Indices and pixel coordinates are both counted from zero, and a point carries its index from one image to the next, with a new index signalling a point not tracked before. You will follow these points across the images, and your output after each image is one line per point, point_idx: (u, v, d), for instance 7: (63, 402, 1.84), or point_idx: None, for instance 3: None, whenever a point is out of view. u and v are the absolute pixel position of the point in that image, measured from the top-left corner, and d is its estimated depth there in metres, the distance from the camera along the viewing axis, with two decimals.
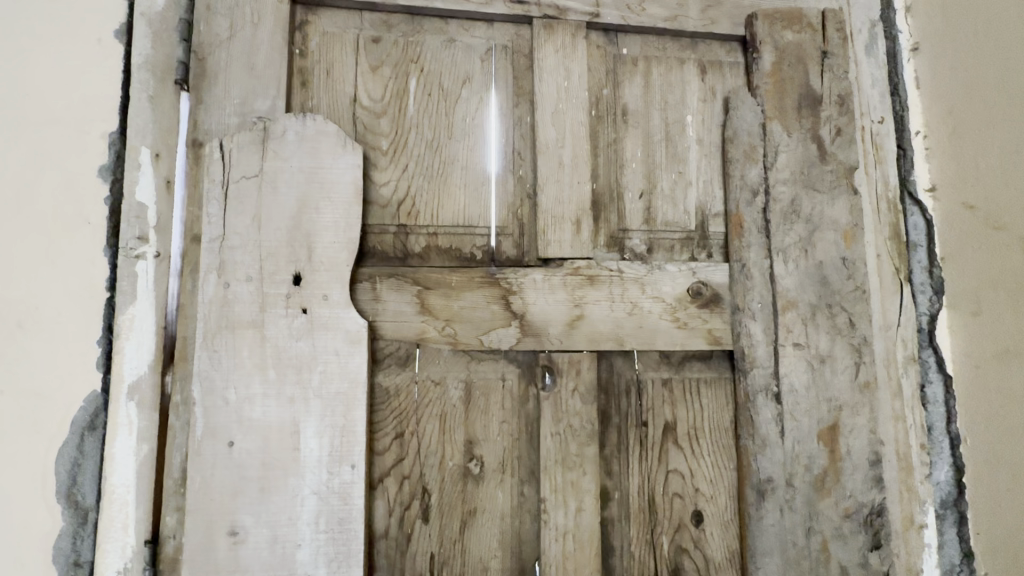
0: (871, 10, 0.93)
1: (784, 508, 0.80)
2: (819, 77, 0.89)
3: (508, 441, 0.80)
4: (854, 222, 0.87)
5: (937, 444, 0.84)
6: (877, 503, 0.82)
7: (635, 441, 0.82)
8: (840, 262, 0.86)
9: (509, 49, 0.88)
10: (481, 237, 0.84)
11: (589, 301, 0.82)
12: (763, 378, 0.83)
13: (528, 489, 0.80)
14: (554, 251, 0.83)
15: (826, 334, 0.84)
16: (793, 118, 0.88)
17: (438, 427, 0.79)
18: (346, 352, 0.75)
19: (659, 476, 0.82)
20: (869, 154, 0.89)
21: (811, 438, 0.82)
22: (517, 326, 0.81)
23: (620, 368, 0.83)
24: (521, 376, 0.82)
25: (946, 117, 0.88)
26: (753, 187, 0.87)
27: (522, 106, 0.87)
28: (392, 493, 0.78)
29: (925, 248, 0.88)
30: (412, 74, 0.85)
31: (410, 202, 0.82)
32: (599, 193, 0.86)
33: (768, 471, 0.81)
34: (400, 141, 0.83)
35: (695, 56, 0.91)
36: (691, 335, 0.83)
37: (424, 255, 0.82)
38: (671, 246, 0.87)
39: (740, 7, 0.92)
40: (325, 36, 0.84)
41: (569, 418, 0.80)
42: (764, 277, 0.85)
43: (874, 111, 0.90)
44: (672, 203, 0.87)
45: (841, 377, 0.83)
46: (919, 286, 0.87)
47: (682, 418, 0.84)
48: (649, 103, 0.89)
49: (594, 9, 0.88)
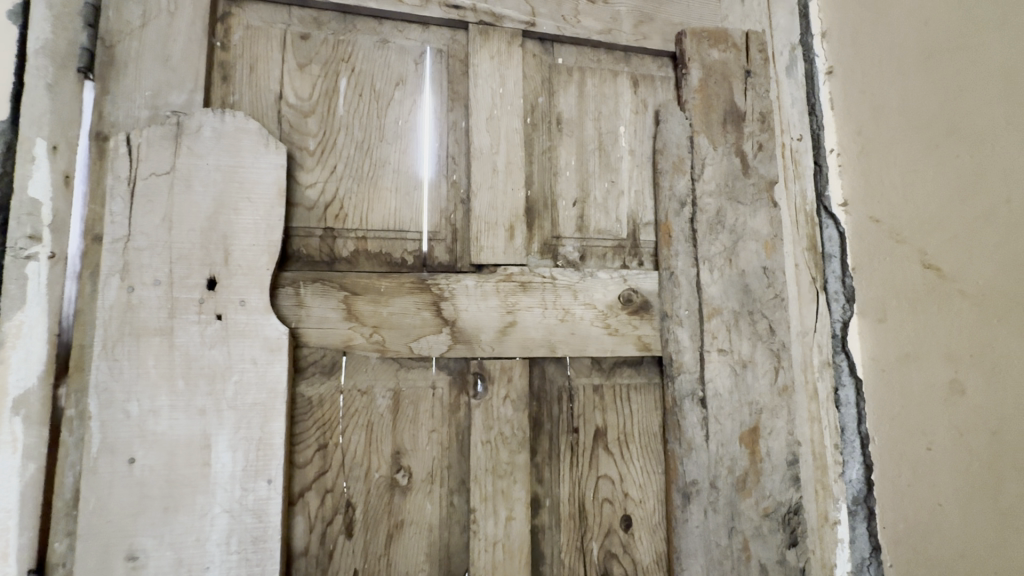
0: (791, 34, 0.98)
1: (707, 510, 0.82)
2: (743, 94, 0.93)
3: (437, 451, 0.79)
4: (773, 233, 0.91)
5: (849, 444, 0.90)
6: (794, 502, 0.85)
7: (566, 448, 0.83)
8: (761, 271, 0.90)
9: (444, 53, 0.87)
10: (413, 242, 0.82)
11: (522, 307, 0.82)
12: (690, 383, 0.85)
13: (457, 499, 0.78)
14: (487, 257, 0.82)
15: (748, 340, 0.87)
16: (719, 132, 0.91)
17: (364, 438, 0.77)
18: (265, 361, 0.71)
19: (590, 482, 0.83)
20: (788, 168, 0.94)
21: (734, 440, 0.84)
22: (448, 332, 0.80)
23: (553, 374, 0.84)
24: (452, 384, 0.80)
25: (855, 137, 0.94)
26: (680, 198, 0.89)
27: (456, 111, 0.86)
28: (313, 508, 0.74)
29: (838, 258, 0.94)
30: (342, 73, 0.83)
31: (338, 204, 0.80)
32: (533, 200, 0.86)
33: (694, 473, 0.83)
34: (328, 142, 0.81)
35: (628, 70, 0.94)
36: (622, 341, 0.85)
37: (352, 260, 0.80)
38: (603, 253, 0.88)
39: (671, 24, 0.95)
40: (250, 30, 0.81)
41: (499, 425, 0.79)
42: (691, 284, 0.87)
43: (793, 129, 0.96)
44: (605, 211, 0.89)
45: (761, 381, 0.87)
46: (833, 294, 0.93)
47: (613, 423, 0.85)
48: (583, 113, 0.91)
49: (530, 18, 0.89)
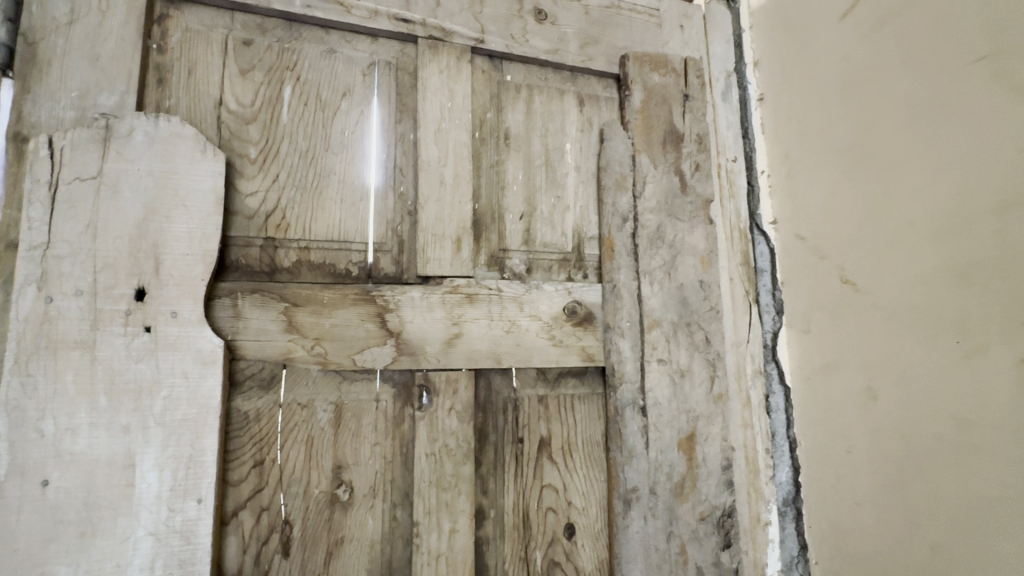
0: (726, 62, 1.06)
1: (647, 516, 0.85)
2: (681, 117, 0.99)
3: (380, 464, 0.78)
4: (709, 249, 0.96)
5: (779, 448, 0.96)
6: (728, 505, 0.89)
7: (510, 459, 0.83)
8: (698, 284, 0.94)
9: (393, 66, 0.87)
10: (358, 253, 0.81)
11: (468, 319, 0.83)
12: (631, 392, 0.88)
13: (400, 513, 0.78)
14: (433, 269, 0.83)
15: (686, 350, 0.91)
16: (659, 152, 0.96)
17: (304, 453, 0.75)
18: (197, 375, 0.69)
19: (534, 492, 0.84)
20: (724, 188, 1.00)
21: (672, 447, 0.87)
22: (393, 344, 0.79)
23: (498, 385, 0.85)
24: (396, 396, 0.80)
25: (783, 159, 1.01)
26: (623, 214, 0.93)
27: (404, 123, 0.86)
28: (248, 527, 0.72)
29: (768, 273, 1.00)
30: (287, 81, 0.81)
31: (280, 214, 0.78)
32: (480, 213, 0.88)
33: (635, 480, 0.85)
34: (270, 150, 0.79)
35: (574, 89, 0.97)
36: (566, 352, 0.87)
37: (294, 270, 0.78)
38: (549, 266, 0.90)
39: (615, 48, 0.99)
40: (189, 33, 0.78)
41: (444, 437, 0.79)
42: (632, 297, 0.90)
43: (729, 151, 1.02)
44: (551, 225, 0.91)
45: (698, 390, 0.91)
46: (764, 307, 0.99)
47: (557, 433, 0.86)
48: (530, 129, 0.93)
49: (479, 35, 0.91)
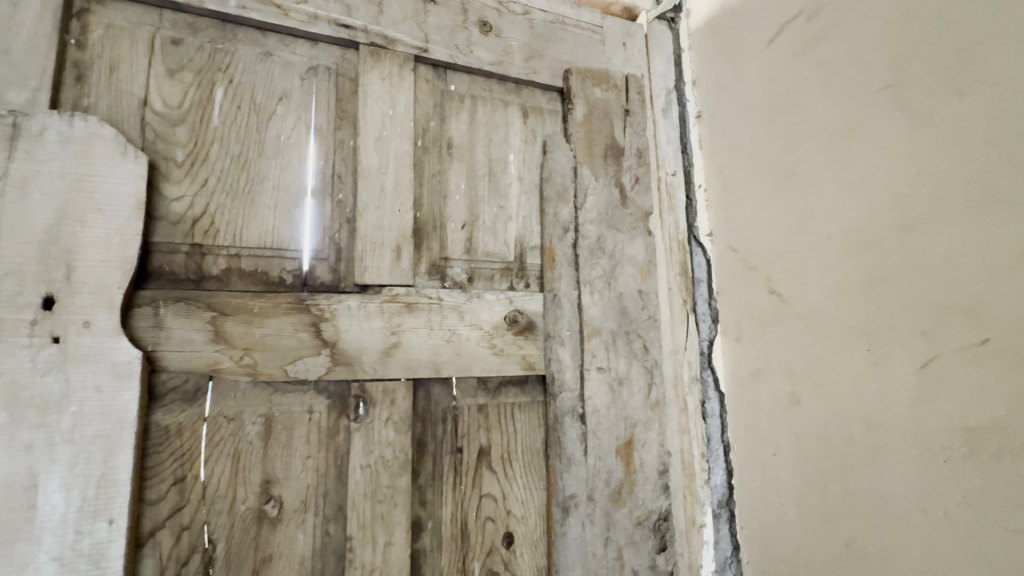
0: (667, 80, 1.11)
1: (585, 522, 0.86)
2: (622, 131, 1.02)
3: (312, 478, 0.76)
4: (648, 259, 0.99)
5: (713, 452, 1.00)
6: (663, 509, 0.92)
7: (449, 469, 0.83)
8: (637, 293, 0.97)
9: (333, 71, 0.86)
10: (292, 260, 0.80)
11: (406, 328, 0.82)
12: (571, 400, 0.89)
13: (333, 528, 0.76)
14: (372, 277, 0.82)
15: (624, 358, 0.94)
16: (600, 164, 0.98)
17: (230, 468, 0.72)
18: (112, 388, 0.65)
19: (473, 502, 0.84)
20: (663, 200, 1.04)
21: (610, 454, 0.89)
22: (328, 354, 0.78)
23: (438, 395, 0.84)
24: (331, 408, 0.78)
25: (718, 174, 1.06)
26: (564, 224, 0.94)
27: (344, 129, 0.85)
28: (166, 548, 0.68)
29: (705, 283, 1.04)
30: (218, 83, 0.79)
31: (208, 219, 0.76)
32: (421, 221, 0.87)
33: (573, 487, 0.86)
34: (199, 153, 0.77)
35: (518, 101, 0.99)
36: (506, 361, 0.87)
37: (223, 278, 0.76)
38: (491, 275, 0.91)
39: (559, 62, 1.01)
40: (111, 30, 0.75)
41: (380, 449, 0.78)
42: (572, 306, 0.92)
43: (668, 166, 1.07)
44: (493, 234, 0.92)
45: (636, 397, 0.93)
46: (701, 316, 1.03)
47: (496, 442, 0.86)
48: (474, 139, 0.94)
49: (423, 44, 0.91)
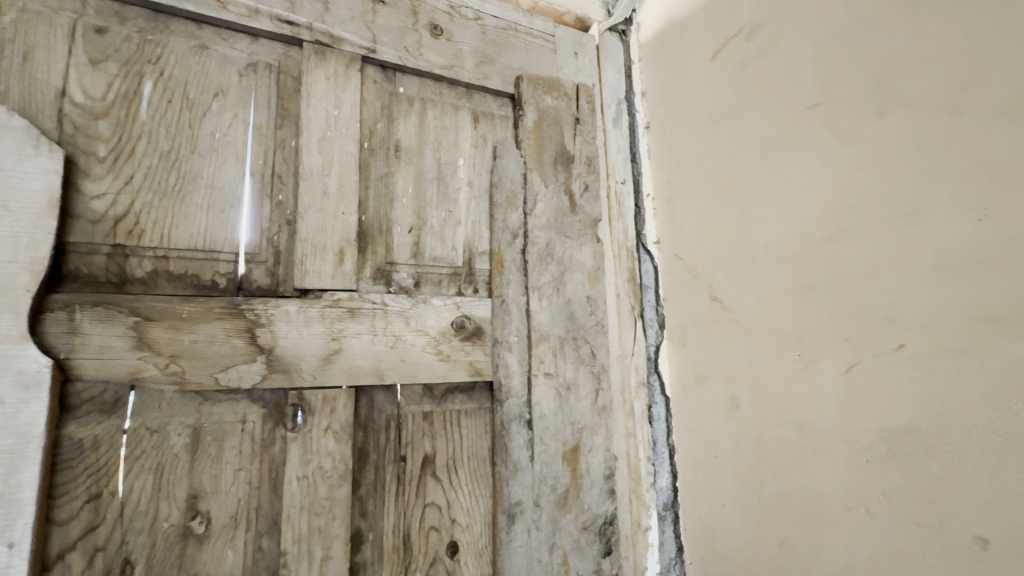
0: (618, 90, 1.14)
1: (531, 529, 0.86)
2: (572, 139, 1.03)
3: (244, 491, 0.72)
4: (597, 266, 1.01)
5: (659, 455, 1.03)
6: (609, 513, 0.93)
7: (392, 478, 0.81)
8: (585, 299, 0.98)
9: (275, 68, 0.83)
10: (226, 263, 0.76)
11: (348, 334, 0.80)
12: (518, 406, 0.89)
13: (266, 543, 0.73)
14: (312, 282, 0.79)
15: (572, 364, 0.94)
16: (550, 171, 0.99)
17: (152, 483, 0.68)
18: (16, 400, 0.60)
19: (416, 511, 0.82)
20: (613, 208, 1.07)
21: (556, 459, 0.90)
22: (263, 361, 0.74)
23: (381, 402, 0.82)
24: (266, 417, 0.75)
25: (665, 184, 1.09)
26: (513, 230, 0.95)
27: (286, 128, 0.82)
28: (77, 571, 0.64)
29: (653, 289, 1.08)
30: (148, 76, 0.75)
31: (133, 219, 0.72)
32: (367, 225, 0.86)
33: (519, 494, 0.86)
34: (124, 149, 0.72)
35: (469, 106, 0.98)
36: (453, 367, 0.86)
37: (148, 282, 0.72)
38: (438, 280, 0.90)
39: (510, 68, 1.02)
40: (26, 14, 0.70)
41: (319, 459, 0.76)
42: (521, 312, 0.92)
43: (618, 174, 1.09)
44: (441, 239, 0.91)
45: (583, 402, 0.94)
46: (649, 321, 1.06)
47: (442, 450, 0.85)
48: (422, 142, 0.93)
49: (370, 44, 0.89)
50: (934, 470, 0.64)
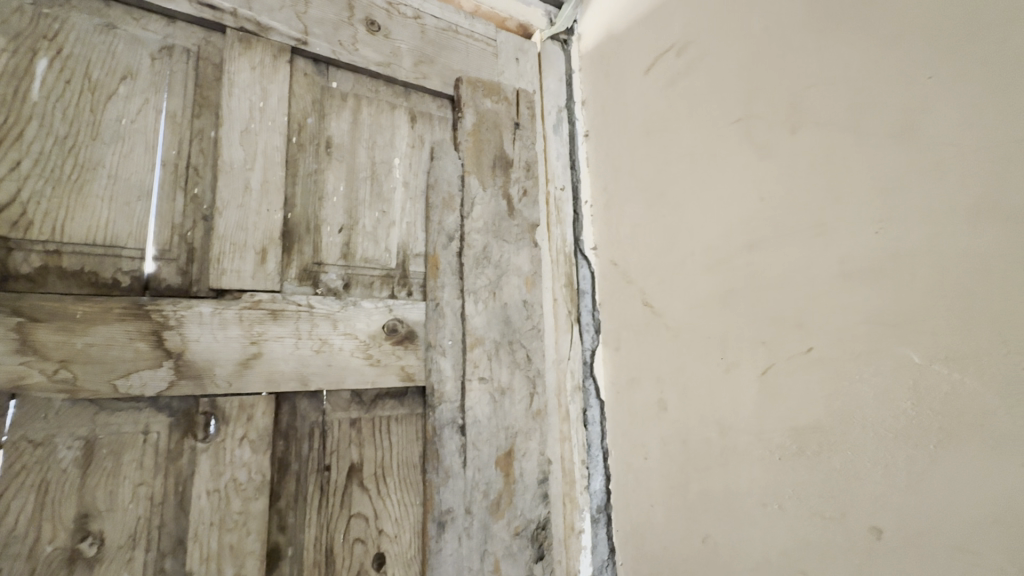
0: (558, 98, 1.16)
1: (461, 536, 0.85)
2: (511, 144, 1.03)
3: (145, 508, 0.67)
4: (534, 270, 1.01)
5: (594, 458, 1.04)
6: (542, 517, 0.94)
7: (314, 489, 0.77)
8: (521, 304, 0.98)
9: (193, 54, 0.78)
10: (130, 260, 0.70)
11: (269, 337, 0.75)
12: (451, 411, 0.88)
13: (170, 564, 0.67)
14: (230, 282, 0.74)
15: (507, 368, 0.94)
16: (488, 175, 0.99)
17: (33, 502, 0.61)
18: None
19: (340, 523, 0.79)
20: (551, 214, 1.09)
21: (489, 465, 0.89)
22: (171, 366, 0.69)
23: (305, 410, 0.78)
24: (173, 427, 0.69)
25: (602, 191, 1.11)
26: (449, 233, 0.93)
27: (204, 118, 0.77)
28: None
29: (589, 294, 1.09)
30: (42, 53, 0.68)
31: (19, 209, 0.65)
32: (293, 223, 0.82)
33: (449, 501, 0.85)
34: (10, 132, 0.65)
35: (406, 104, 0.96)
36: (383, 372, 0.83)
37: (36, 279, 0.65)
38: (370, 282, 0.87)
39: (450, 70, 1.01)
40: None
41: (232, 471, 0.71)
42: (455, 315, 0.91)
43: (557, 181, 1.11)
44: (373, 240, 0.88)
45: (517, 406, 0.94)
46: (585, 326, 1.08)
47: (369, 458, 0.82)
48: (356, 140, 0.90)
49: (301, 35, 0.85)
50: (837, 466, 0.68)
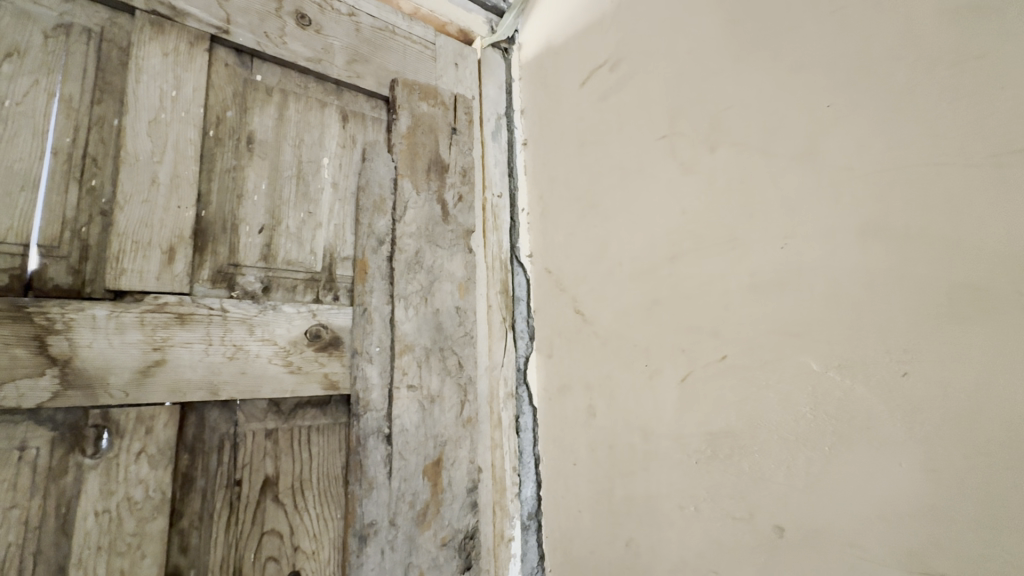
0: (498, 105, 1.16)
1: (384, 550, 0.83)
2: (447, 148, 1.02)
3: (19, 534, 0.60)
4: (467, 277, 1.01)
5: (525, 465, 1.04)
6: (470, 526, 0.94)
7: (223, 506, 0.73)
8: (454, 310, 0.98)
9: (96, 35, 0.72)
10: (10, 257, 0.63)
11: (175, 343, 0.70)
12: (376, 420, 0.85)
13: None
14: (130, 283, 0.68)
15: (437, 375, 0.93)
16: (422, 179, 0.97)
17: None
18: None
19: (252, 541, 0.74)
20: (488, 220, 1.08)
21: (417, 475, 0.88)
22: (55, 375, 0.62)
23: (215, 421, 0.73)
24: (56, 442, 0.63)
25: (539, 200, 1.12)
26: (379, 236, 0.91)
27: (106, 104, 0.71)
28: None
29: (525, 301, 1.10)
30: None
31: None
32: (207, 221, 0.77)
33: (373, 514, 0.83)
34: None
35: (338, 103, 0.93)
36: (304, 380, 0.79)
37: None
38: (292, 286, 0.83)
39: (386, 70, 0.98)
40: None
41: (126, 489, 0.65)
42: (384, 321, 0.89)
43: (495, 188, 1.11)
44: (297, 242, 0.84)
45: (447, 414, 0.93)
46: (520, 333, 1.08)
47: (287, 471, 0.78)
48: (281, 137, 0.85)
49: (223, 24, 0.81)
50: (746, 468, 0.71)
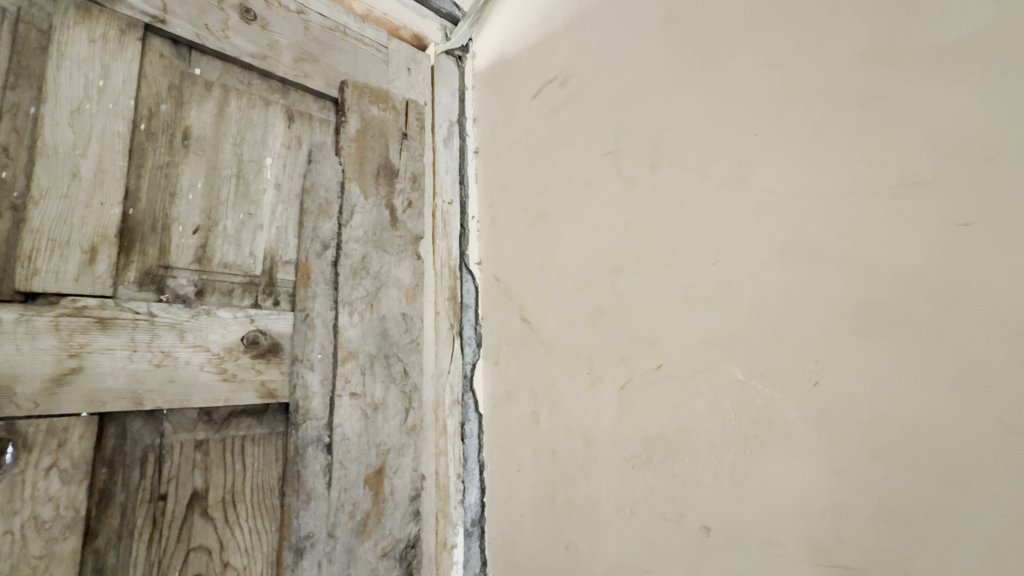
0: (450, 112, 1.18)
1: (322, 562, 0.81)
2: (397, 153, 1.02)
3: None
4: (415, 283, 1.01)
5: (470, 472, 1.05)
6: (413, 535, 0.93)
7: (145, 522, 0.69)
8: (400, 317, 0.97)
9: (12, 14, 0.65)
10: None
11: (95, 349, 0.65)
12: (316, 429, 0.83)
13: None
14: (44, 284, 0.63)
15: (381, 383, 0.92)
16: (370, 183, 0.96)
17: None
18: None
19: (177, 559, 0.71)
20: (438, 226, 1.09)
21: (357, 484, 0.86)
22: None
23: (138, 432, 0.69)
24: None
25: (489, 209, 1.14)
26: (324, 240, 0.89)
27: (21, 90, 0.65)
28: None
29: (473, 308, 1.11)
30: None
31: None
32: (134, 220, 0.72)
33: (310, 526, 0.80)
34: None
35: (283, 102, 0.90)
36: (239, 388, 0.76)
37: None
38: (229, 290, 0.79)
39: (335, 71, 0.97)
40: None
41: (33, 508, 0.60)
42: (326, 328, 0.87)
43: (446, 195, 1.12)
44: (235, 244, 0.81)
45: (391, 422, 0.92)
46: (468, 339, 1.09)
47: (217, 483, 0.75)
48: (220, 134, 0.82)
49: (159, 13, 0.77)
50: (678, 471, 0.75)
